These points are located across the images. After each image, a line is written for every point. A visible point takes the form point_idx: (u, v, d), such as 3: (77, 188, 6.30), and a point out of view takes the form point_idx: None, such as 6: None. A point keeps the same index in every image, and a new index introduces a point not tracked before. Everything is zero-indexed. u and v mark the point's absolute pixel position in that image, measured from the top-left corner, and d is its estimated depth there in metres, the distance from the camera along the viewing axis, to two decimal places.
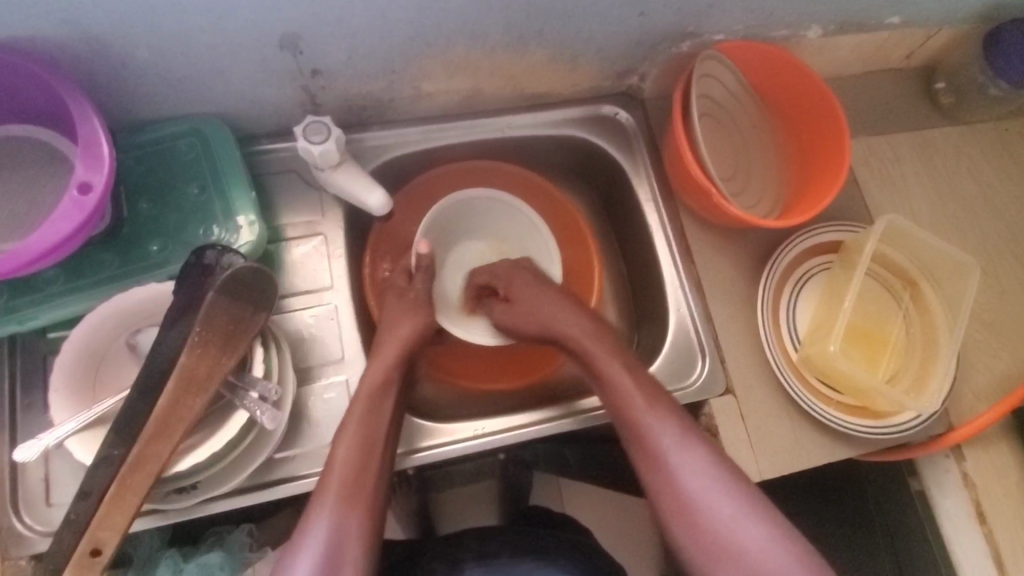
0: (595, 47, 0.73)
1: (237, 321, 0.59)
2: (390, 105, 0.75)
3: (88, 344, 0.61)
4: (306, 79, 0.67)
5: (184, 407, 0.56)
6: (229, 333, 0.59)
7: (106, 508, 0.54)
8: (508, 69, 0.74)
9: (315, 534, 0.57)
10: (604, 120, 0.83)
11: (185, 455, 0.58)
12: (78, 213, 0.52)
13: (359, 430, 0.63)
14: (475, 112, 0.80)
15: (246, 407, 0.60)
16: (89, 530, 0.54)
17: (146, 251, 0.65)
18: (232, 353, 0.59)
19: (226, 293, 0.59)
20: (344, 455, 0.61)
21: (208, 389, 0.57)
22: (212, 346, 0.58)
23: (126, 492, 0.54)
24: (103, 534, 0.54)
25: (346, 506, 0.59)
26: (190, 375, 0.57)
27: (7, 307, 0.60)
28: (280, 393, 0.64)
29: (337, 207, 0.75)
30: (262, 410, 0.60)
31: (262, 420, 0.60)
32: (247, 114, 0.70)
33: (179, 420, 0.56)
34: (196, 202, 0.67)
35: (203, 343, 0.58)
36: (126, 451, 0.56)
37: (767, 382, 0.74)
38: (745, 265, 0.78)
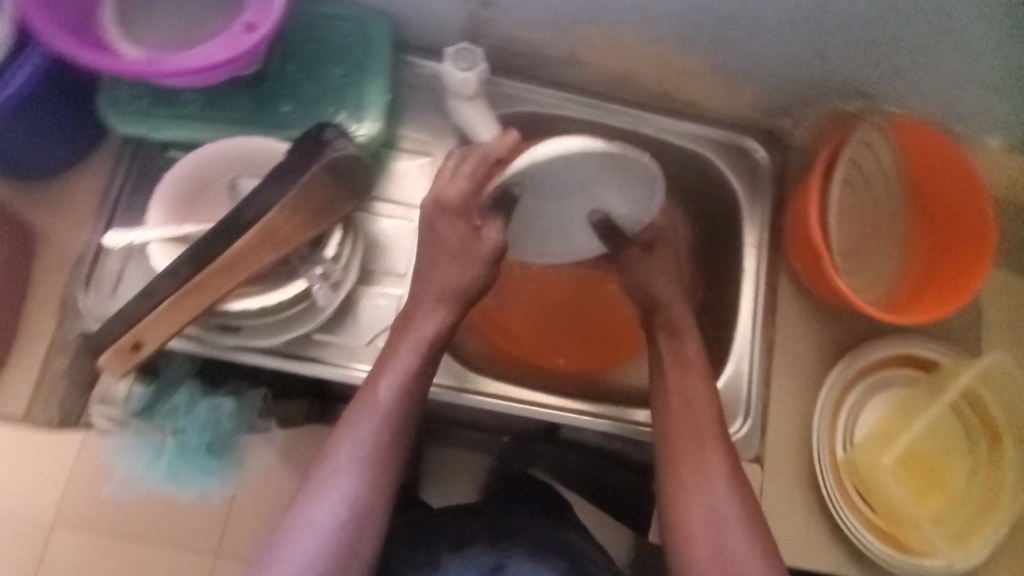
0: (763, 73, 0.71)
1: (328, 202, 0.62)
2: (542, 60, 0.75)
3: (195, 171, 0.65)
4: (476, 6, 0.68)
5: (257, 256, 0.59)
6: (320, 208, 0.62)
7: (159, 315, 0.58)
8: (668, 64, 0.72)
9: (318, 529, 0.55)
10: (740, 153, 0.79)
11: (246, 296, 0.62)
12: (237, 47, 0.56)
13: (386, 404, 0.59)
14: (617, 97, 0.79)
15: (307, 277, 0.63)
16: (137, 326, 0.58)
17: (277, 110, 0.68)
18: (313, 226, 0.62)
19: (332, 172, 0.61)
20: (363, 427, 0.58)
21: (286, 248, 0.61)
22: (301, 213, 0.61)
23: (182, 307, 0.58)
24: (147, 333, 0.58)
25: (353, 509, 0.56)
26: (274, 231, 0.59)
27: (145, 112, 0.65)
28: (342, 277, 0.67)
29: (455, 136, 0.77)
30: (318, 285, 0.63)
31: (316, 293, 0.64)
32: (409, 19, 0.72)
33: (247, 266, 0.59)
34: (336, 82, 0.70)
35: (295, 208, 0.60)
36: (189, 274, 0.57)
37: (800, 467, 0.70)
38: (826, 345, 0.74)
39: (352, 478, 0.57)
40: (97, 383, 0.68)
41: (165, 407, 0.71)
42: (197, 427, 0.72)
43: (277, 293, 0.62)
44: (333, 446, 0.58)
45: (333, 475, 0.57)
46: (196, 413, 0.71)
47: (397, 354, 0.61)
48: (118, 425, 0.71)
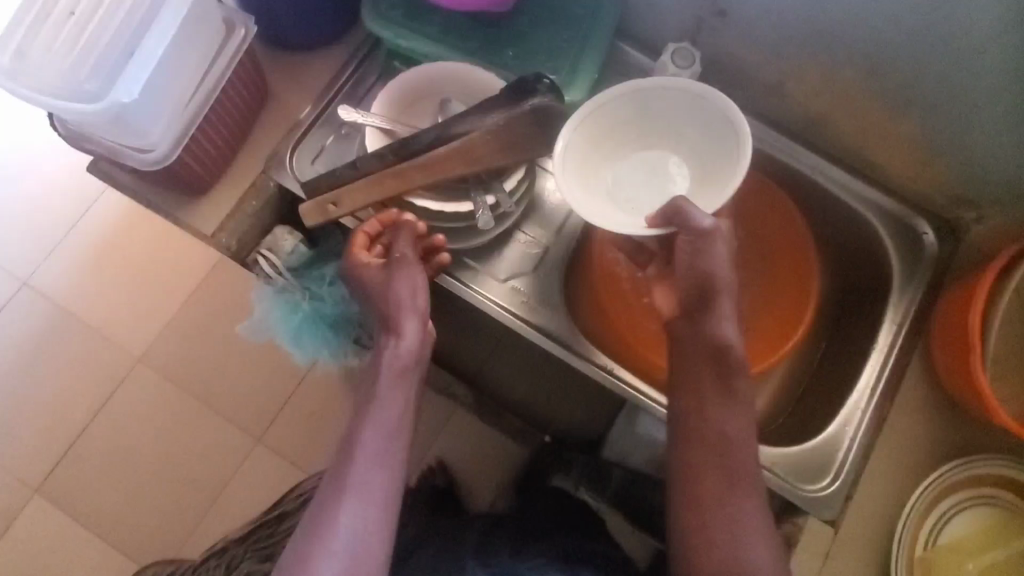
0: (969, 154, 0.70)
1: (521, 140, 0.66)
2: (746, 83, 0.78)
3: (423, 79, 0.69)
4: (710, 14, 0.72)
5: (449, 166, 0.64)
6: (512, 143, 0.66)
7: (356, 188, 0.65)
8: (871, 120, 0.73)
9: (339, 524, 0.53)
10: (908, 231, 0.77)
11: (425, 196, 0.68)
12: None
13: (384, 424, 0.58)
14: (804, 139, 0.80)
15: (476, 201, 0.68)
16: (344, 188, 0.66)
17: (501, 54, 0.74)
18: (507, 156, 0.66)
19: (535, 114, 0.65)
20: (369, 440, 0.57)
21: (476, 168, 0.65)
22: (496, 142, 0.65)
23: (379, 185, 0.64)
24: (348, 196, 0.66)
25: (368, 494, 0.55)
26: (472, 148, 0.64)
27: (398, 21, 0.73)
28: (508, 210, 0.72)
29: None
30: (485, 211, 0.68)
31: (479, 218, 0.68)
32: (639, 9, 0.76)
33: (440, 172, 0.65)
34: (558, 43, 0.75)
35: (493, 136, 0.64)
36: (394, 160, 0.64)
37: (873, 545, 0.69)
38: (941, 441, 0.71)
39: (374, 450, 0.57)
40: (275, 229, 0.76)
41: (314, 273, 0.79)
42: (332, 300, 0.80)
43: (451, 203, 0.68)
44: (313, 509, 0.55)
45: (356, 454, 0.56)
46: (335, 287, 0.79)
47: (355, 427, 0.58)
48: (269, 275, 0.77)
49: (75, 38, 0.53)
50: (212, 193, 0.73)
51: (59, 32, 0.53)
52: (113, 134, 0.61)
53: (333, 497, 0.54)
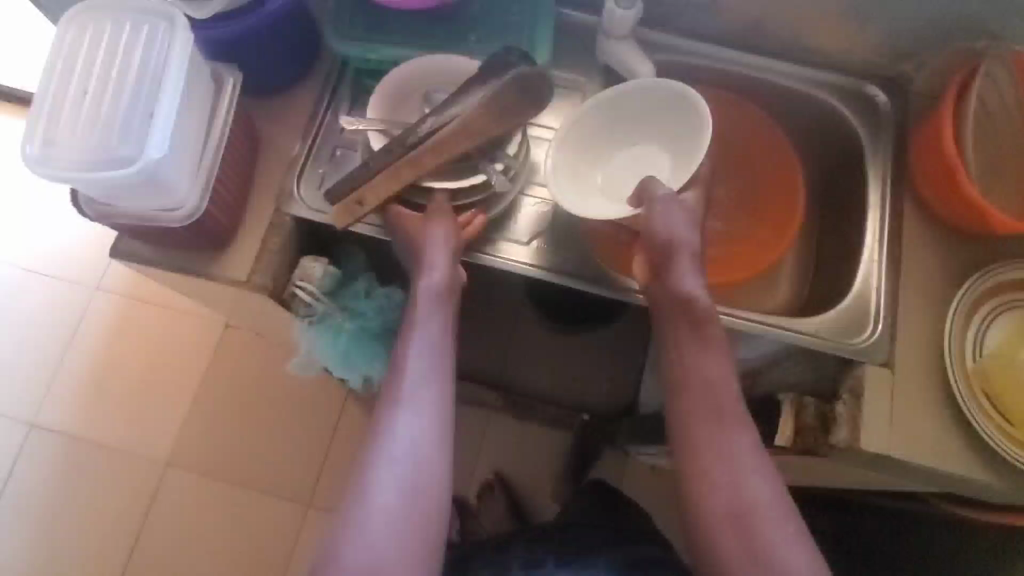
0: (894, 12, 0.79)
1: (512, 109, 0.69)
2: (683, 10, 0.85)
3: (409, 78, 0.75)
4: None
5: (454, 143, 0.69)
6: (504, 112, 0.69)
7: (375, 184, 0.69)
8: (801, 9, 0.81)
9: (398, 430, 0.63)
10: (863, 98, 0.87)
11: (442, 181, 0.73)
12: None
13: (427, 350, 0.67)
14: (748, 46, 0.88)
15: (488, 172, 0.73)
16: (361, 188, 0.70)
17: (464, 40, 0.80)
18: (506, 122, 0.70)
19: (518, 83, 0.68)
20: (410, 368, 0.66)
21: (482, 138, 0.70)
22: (490, 114, 0.69)
23: (395, 178, 0.69)
24: (369, 194, 0.70)
25: (418, 401, 0.65)
26: (471, 123, 0.68)
27: (364, 36, 0.78)
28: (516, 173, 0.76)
29: (601, 76, 0.87)
30: (498, 176, 0.72)
31: (495, 183, 0.73)
32: None
33: (446, 150, 0.69)
34: (512, 19, 0.81)
35: (484, 108, 0.68)
36: (405, 151, 0.69)
37: (929, 373, 0.74)
38: (954, 265, 0.78)
39: (420, 367, 0.66)
40: (302, 260, 0.78)
41: (350, 291, 0.81)
42: (375, 311, 0.82)
43: (465, 179, 0.73)
44: (376, 426, 0.65)
45: (402, 373, 0.66)
46: (374, 297, 0.83)
47: (402, 357, 0.67)
48: (308, 305, 0.79)
49: (97, 116, 0.59)
50: (237, 241, 0.76)
51: (81, 114, 0.59)
52: (142, 200, 0.64)
53: (388, 412, 0.64)
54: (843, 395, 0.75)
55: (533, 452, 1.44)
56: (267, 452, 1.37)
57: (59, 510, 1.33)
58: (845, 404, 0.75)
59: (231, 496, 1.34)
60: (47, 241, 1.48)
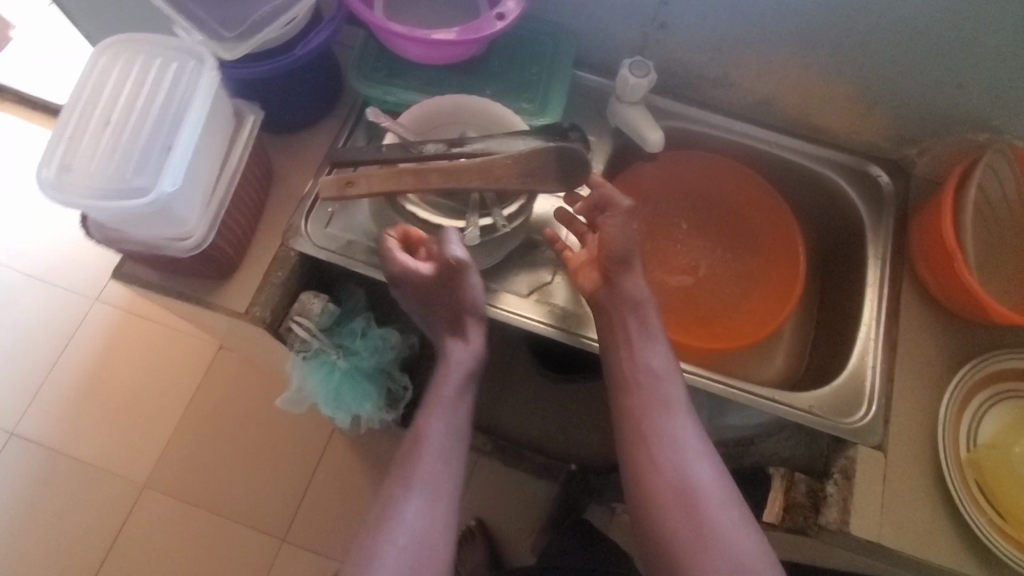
0: (899, 101, 0.81)
1: (539, 171, 0.71)
2: (694, 82, 0.88)
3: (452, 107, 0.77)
4: (651, 29, 0.82)
5: (467, 176, 0.70)
6: (529, 171, 0.71)
7: (372, 177, 0.70)
8: (808, 90, 0.84)
9: (407, 522, 0.62)
10: (867, 177, 0.89)
11: (427, 209, 0.73)
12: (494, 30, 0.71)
13: (446, 439, 0.67)
14: (756, 120, 0.90)
15: (468, 220, 0.71)
16: (364, 175, 0.70)
17: (479, 92, 0.82)
18: (524, 181, 0.71)
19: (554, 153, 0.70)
20: (426, 451, 0.66)
21: (491, 184, 0.70)
22: (519, 166, 0.71)
23: (391, 178, 0.70)
24: (364, 180, 0.70)
25: (431, 498, 0.64)
26: (491, 167, 0.70)
27: (384, 81, 0.80)
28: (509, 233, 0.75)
29: (612, 137, 0.89)
30: (473, 226, 0.70)
31: (466, 233, 0.71)
32: (590, 38, 0.86)
33: (457, 178, 0.69)
34: (527, 78, 0.83)
35: (517, 160, 0.71)
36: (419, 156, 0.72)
37: (922, 460, 0.74)
38: (950, 352, 0.78)
39: (435, 453, 0.66)
40: (302, 294, 0.78)
41: (347, 328, 0.82)
42: (369, 351, 0.83)
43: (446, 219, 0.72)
44: (387, 490, 0.65)
45: (417, 461, 0.66)
46: (370, 337, 0.83)
47: (421, 427, 0.68)
48: (303, 341, 0.77)
49: (117, 143, 0.61)
50: (238, 273, 0.77)
51: (100, 140, 0.61)
52: (152, 229, 0.65)
53: (395, 503, 0.63)
54: (835, 476, 0.74)
55: (519, 502, 1.41)
56: (247, 475, 1.34)
57: (29, 522, 1.30)
58: (837, 486, 0.73)
59: (207, 520, 1.31)
60: (53, 249, 1.49)
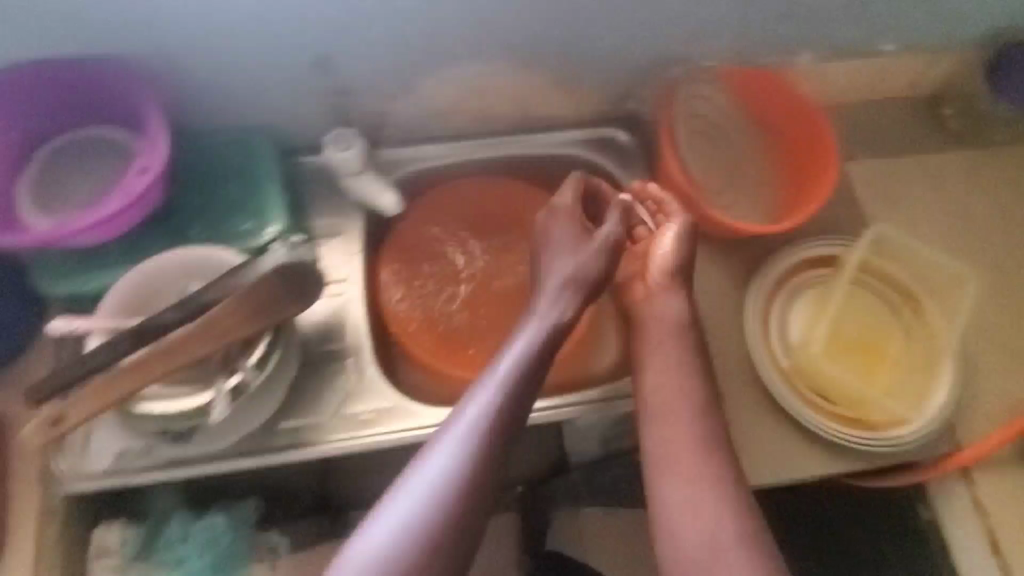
0: (595, 68, 0.81)
1: (272, 303, 0.64)
2: (409, 123, 0.85)
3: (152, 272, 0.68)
4: (335, 97, 0.78)
5: (190, 347, 0.62)
6: (260, 308, 0.63)
7: (85, 396, 0.62)
8: (512, 90, 0.82)
9: None
10: (608, 142, 0.87)
11: (167, 393, 0.64)
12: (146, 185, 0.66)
13: (446, 467, 0.59)
14: (487, 132, 0.88)
15: (214, 391, 0.64)
16: (69, 400, 0.62)
17: (187, 234, 0.75)
18: (259, 322, 0.64)
19: (280, 275, 0.63)
20: (428, 481, 0.59)
21: (222, 340, 0.63)
22: (244, 308, 0.62)
23: (105, 390, 0.61)
24: (78, 405, 0.62)
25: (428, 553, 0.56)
26: (216, 322, 0.62)
27: (76, 270, 0.71)
28: (274, 375, 0.68)
29: (358, 210, 0.84)
30: (219, 398, 0.64)
31: (214, 409, 0.64)
32: (286, 128, 0.81)
33: (178, 358, 0.62)
34: (234, 197, 0.77)
35: (239, 302, 0.62)
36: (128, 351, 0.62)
37: (757, 388, 0.74)
38: (742, 273, 0.80)
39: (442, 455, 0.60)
40: (97, 532, 0.73)
41: (162, 542, 0.75)
42: (196, 551, 0.74)
43: (187, 402, 0.64)
44: (428, 440, 0.62)
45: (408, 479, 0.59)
46: (193, 536, 0.75)
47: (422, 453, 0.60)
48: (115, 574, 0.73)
49: None
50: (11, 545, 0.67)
51: None
52: None
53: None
54: None
55: None
56: None
57: None
58: None
59: None
60: None
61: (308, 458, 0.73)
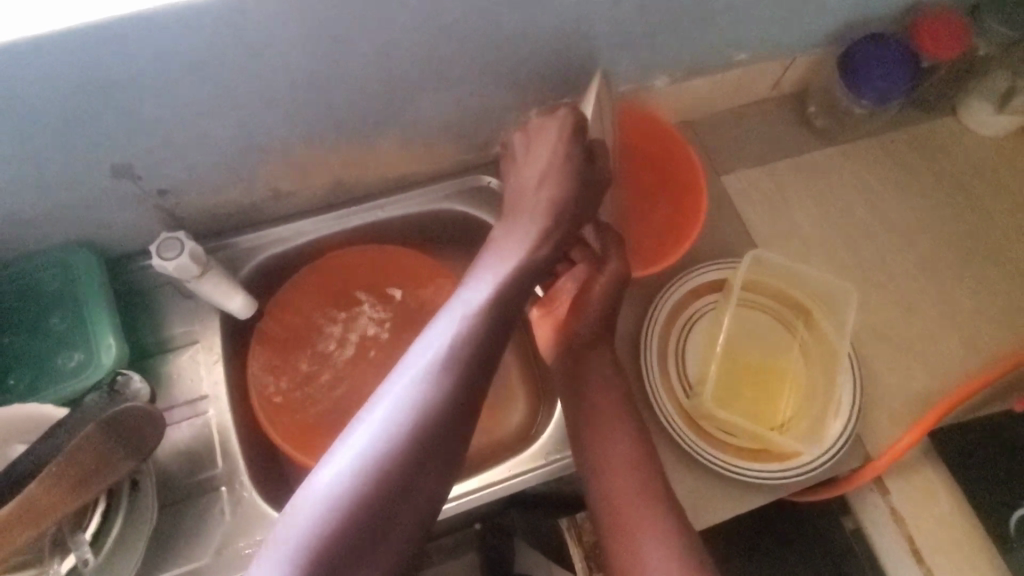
0: (444, 124, 0.74)
1: (102, 463, 0.56)
2: (256, 208, 0.76)
3: None
4: (156, 199, 0.69)
5: (11, 535, 0.52)
6: (89, 472, 0.55)
7: None
8: (361, 160, 0.75)
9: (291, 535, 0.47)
10: (477, 191, 0.84)
11: None
12: None
13: (392, 437, 0.50)
14: (346, 201, 0.81)
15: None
16: None
17: (6, 386, 0.66)
18: (84, 492, 0.56)
19: (106, 429, 0.56)
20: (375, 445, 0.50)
21: (44, 524, 0.54)
22: (66, 478, 0.53)
23: None
24: None
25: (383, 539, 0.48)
26: (32, 505, 0.52)
27: None
28: (125, 540, 0.60)
29: (214, 312, 0.76)
30: None
31: None
32: (112, 238, 0.72)
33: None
34: (58, 330, 0.68)
35: (60, 473, 0.53)
36: None
37: (665, 436, 0.71)
38: (632, 314, 0.77)
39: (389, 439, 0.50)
40: None
41: None
42: None
43: None
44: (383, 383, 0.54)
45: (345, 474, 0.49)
46: None
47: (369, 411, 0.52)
48: None
49: None
50: None
51: None
52: None
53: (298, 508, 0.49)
54: None
55: None
56: None
57: None
58: None
59: None
60: None
61: None
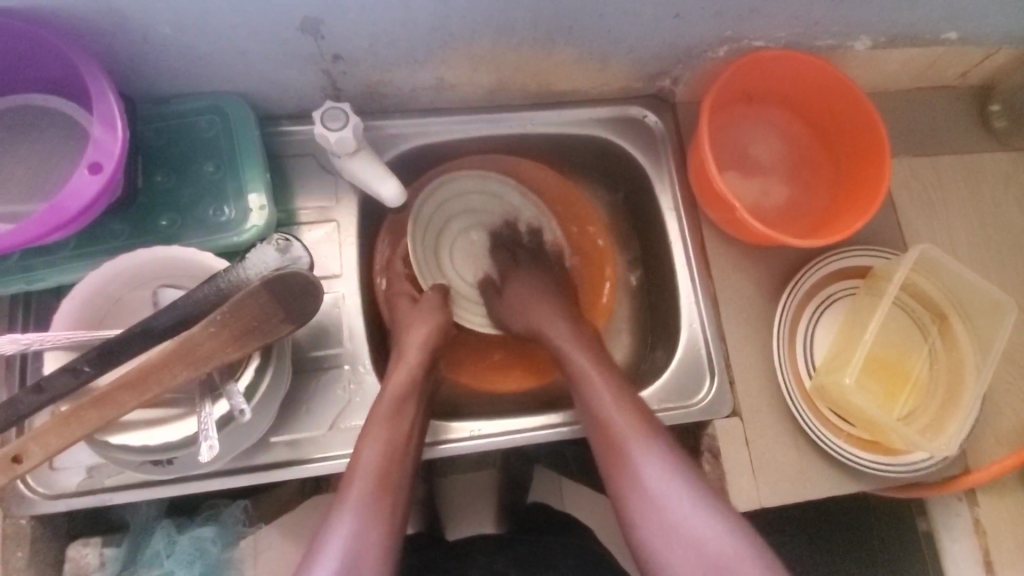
0: (631, 45, 0.70)
1: (264, 321, 0.56)
2: (412, 94, 0.73)
3: (123, 274, 0.60)
4: (327, 64, 0.66)
5: (168, 372, 0.54)
6: (253, 327, 0.55)
7: (49, 428, 0.54)
8: (535, 65, 0.71)
9: (337, 538, 0.55)
10: (633, 123, 0.80)
11: (147, 416, 0.58)
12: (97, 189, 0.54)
13: (380, 455, 0.60)
14: (499, 105, 0.77)
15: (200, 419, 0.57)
16: (24, 439, 0.54)
17: (156, 226, 0.66)
18: (246, 347, 0.56)
19: (271, 290, 0.55)
20: (373, 462, 0.60)
21: (204, 367, 0.55)
22: (229, 330, 0.54)
23: (77, 420, 0.54)
24: (34, 444, 0.54)
25: (363, 524, 0.56)
26: (193, 347, 0.54)
27: (22, 266, 0.62)
28: (265, 398, 0.61)
29: (352, 193, 0.74)
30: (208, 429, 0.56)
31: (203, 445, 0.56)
32: (269, 95, 0.69)
33: (156, 382, 0.54)
34: (209, 180, 0.67)
35: (223, 325, 0.54)
36: (97, 371, 0.55)
37: (778, 408, 0.71)
38: (768, 283, 0.75)
39: (378, 450, 0.61)
40: (70, 550, 0.72)
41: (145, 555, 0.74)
42: (185, 563, 0.74)
43: (170, 434, 0.58)
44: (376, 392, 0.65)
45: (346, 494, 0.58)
46: (178, 550, 0.74)
47: (365, 432, 0.62)
48: None
49: None
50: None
51: None
52: None
53: (332, 518, 0.57)
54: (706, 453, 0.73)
55: None
56: None
57: None
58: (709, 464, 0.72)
59: None
60: None
61: (306, 474, 0.68)
